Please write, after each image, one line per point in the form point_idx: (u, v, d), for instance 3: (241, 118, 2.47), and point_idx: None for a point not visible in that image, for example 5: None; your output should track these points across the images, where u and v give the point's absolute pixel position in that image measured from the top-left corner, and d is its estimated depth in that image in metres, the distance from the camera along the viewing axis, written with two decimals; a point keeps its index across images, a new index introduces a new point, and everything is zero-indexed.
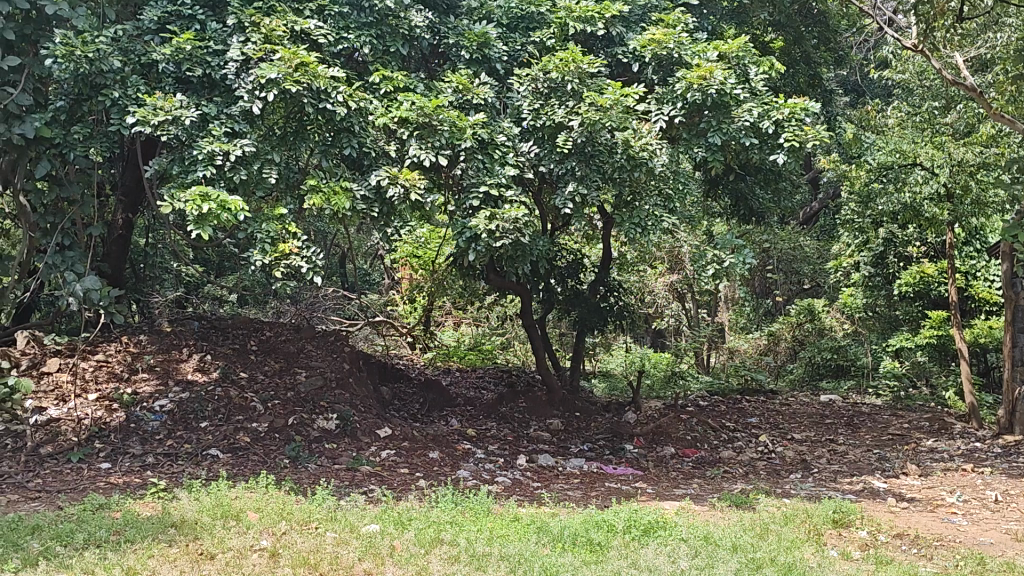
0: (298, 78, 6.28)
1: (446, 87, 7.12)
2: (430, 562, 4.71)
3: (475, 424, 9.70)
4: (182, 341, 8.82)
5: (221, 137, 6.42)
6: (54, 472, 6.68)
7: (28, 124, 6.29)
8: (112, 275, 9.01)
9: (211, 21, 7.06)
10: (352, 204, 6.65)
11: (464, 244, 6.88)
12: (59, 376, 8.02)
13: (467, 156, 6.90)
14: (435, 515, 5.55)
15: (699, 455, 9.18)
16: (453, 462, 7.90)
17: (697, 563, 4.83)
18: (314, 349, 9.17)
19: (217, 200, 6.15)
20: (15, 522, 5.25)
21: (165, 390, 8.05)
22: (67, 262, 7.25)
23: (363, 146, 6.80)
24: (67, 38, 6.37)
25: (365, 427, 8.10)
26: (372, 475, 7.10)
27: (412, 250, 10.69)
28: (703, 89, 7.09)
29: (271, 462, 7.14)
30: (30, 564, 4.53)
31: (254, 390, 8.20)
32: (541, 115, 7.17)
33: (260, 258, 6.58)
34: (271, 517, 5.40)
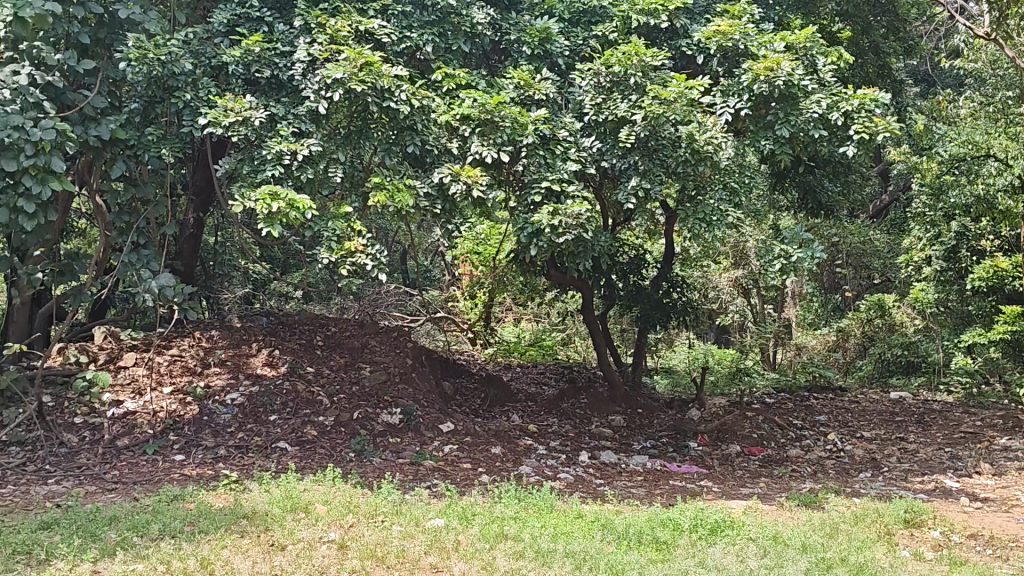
0: (363, 77, 6.36)
1: (508, 84, 7.11)
2: (496, 557, 4.73)
3: (538, 419, 9.72)
4: (251, 336, 8.99)
5: (289, 137, 6.55)
6: (130, 464, 6.89)
7: (103, 126, 6.62)
8: (185, 271, 9.27)
9: (278, 23, 7.17)
10: (415, 201, 6.74)
11: (526, 240, 6.89)
12: (135, 370, 8.25)
13: (529, 152, 6.88)
14: (499, 511, 5.58)
15: (765, 453, 9.07)
16: (515, 458, 7.94)
17: (765, 562, 4.79)
18: (378, 344, 9.30)
19: (285, 199, 6.26)
20: (95, 513, 5.43)
21: (235, 383, 8.23)
22: (143, 260, 7.49)
23: (425, 143, 6.90)
24: (140, 41, 6.57)
25: (429, 421, 8.18)
26: (436, 470, 7.16)
27: (472, 246, 10.78)
28: (770, 81, 6.99)
29: (337, 455, 7.25)
30: (108, 554, 4.68)
31: (320, 385, 8.35)
32: (603, 109, 7.11)
33: (327, 255, 6.72)
34: (339, 510, 5.49)
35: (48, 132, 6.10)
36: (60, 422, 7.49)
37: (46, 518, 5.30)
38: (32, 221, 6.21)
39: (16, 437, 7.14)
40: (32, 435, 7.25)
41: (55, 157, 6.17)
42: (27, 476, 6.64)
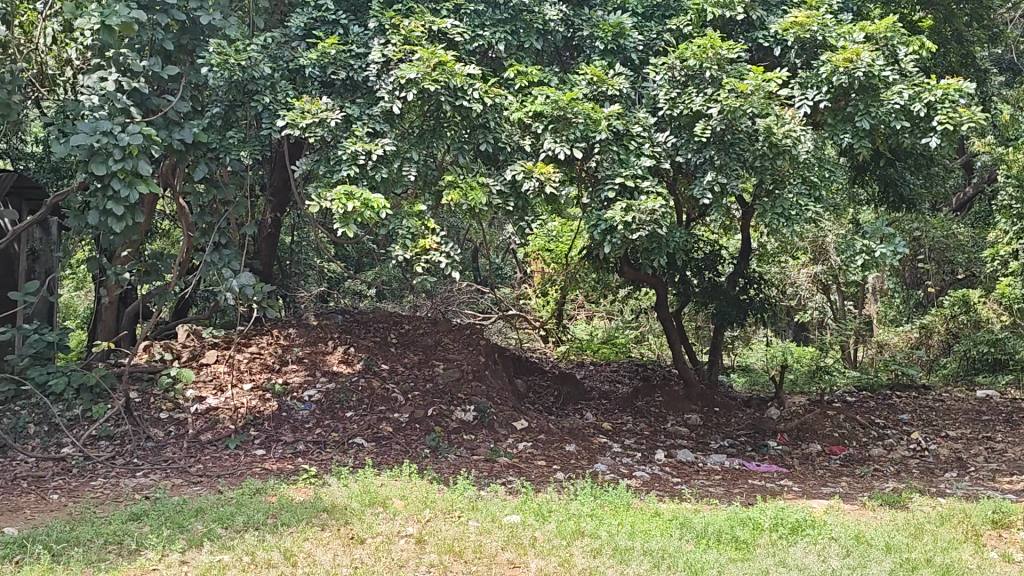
0: (436, 76, 6.41)
1: (580, 80, 7.09)
2: (574, 554, 4.72)
3: (611, 417, 9.69)
4: (327, 334, 9.14)
5: (364, 137, 6.65)
6: (214, 458, 7.08)
7: (186, 130, 6.82)
8: (263, 271, 9.47)
9: (353, 25, 7.25)
10: (488, 199, 6.77)
11: (600, 237, 6.86)
12: (217, 367, 8.44)
13: (602, 148, 6.86)
14: (575, 508, 5.58)
15: (847, 452, 8.88)
16: (590, 456, 7.93)
17: (848, 562, 4.69)
18: (451, 342, 9.40)
19: (361, 198, 6.36)
20: (181, 505, 5.59)
21: (313, 380, 8.39)
22: (224, 259, 7.72)
23: (498, 141, 6.89)
24: (221, 48, 6.76)
25: (503, 419, 8.23)
26: (511, 467, 7.19)
27: (543, 244, 10.82)
28: (849, 72, 6.85)
29: (413, 451, 7.34)
30: (195, 544, 4.81)
31: (395, 381, 8.46)
32: (678, 103, 7.05)
33: (401, 253, 6.83)
34: (416, 505, 5.56)
35: (134, 137, 6.32)
36: (147, 416, 7.73)
37: (135, 510, 5.48)
38: (121, 222, 6.50)
39: (106, 432, 7.39)
40: (121, 429, 7.49)
41: (141, 161, 6.41)
42: (117, 469, 6.88)
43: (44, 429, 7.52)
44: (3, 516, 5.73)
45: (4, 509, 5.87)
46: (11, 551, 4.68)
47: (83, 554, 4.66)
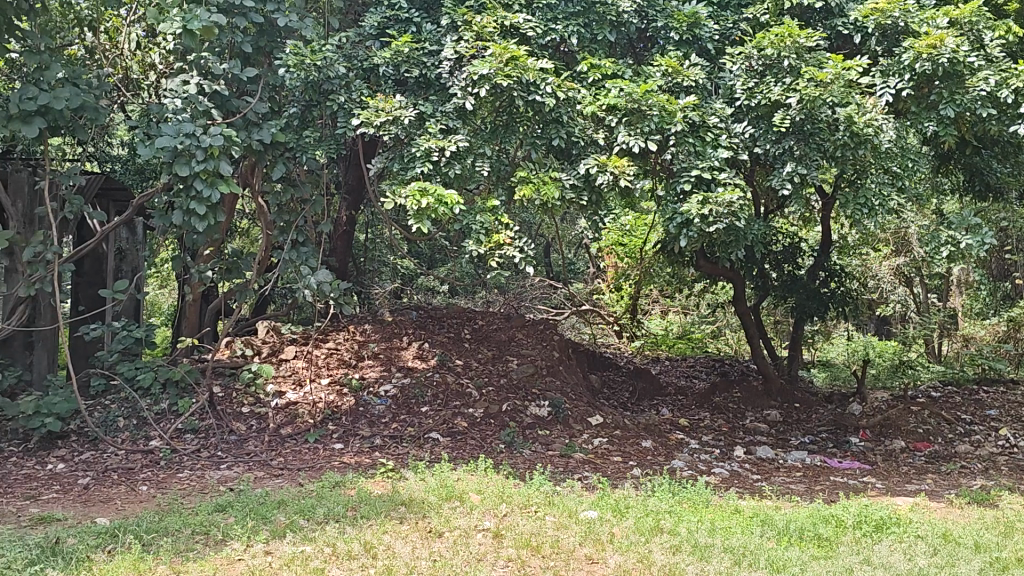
0: (509, 72, 6.40)
1: (655, 72, 7.02)
2: (652, 550, 4.68)
3: (687, 413, 9.59)
4: (402, 330, 9.24)
5: (437, 134, 6.69)
6: (294, 451, 7.23)
7: (264, 130, 6.97)
8: (339, 268, 9.64)
9: (426, 22, 7.31)
10: (561, 193, 6.75)
11: (675, 230, 6.79)
12: (296, 362, 8.61)
13: (678, 140, 6.71)
14: (653, 504, 5.53)
15: (932, 448, 8.62)
16: (666, 452, 7.86)
17: (936, 561, 4.55)
18: (524, 337, 9.44)
19: (434, 194, 6.40)
20: (264, 497, 5.72)
21: (389, 375, 8.50)
22: (302, 257, 7.87)
23: (572, 135, 6.86)
24: (298, 49, 6.90)
25: (578, 414, 8.23)
26: (586, 462, 7.18)
27: (617, 238, 10.81)
28: (933, 59, 6.63)
29: (488, 446, 7.37)
30: (278, 536, 4.91)
31: (469, 376, 8.54)
32: (756, 93, 6.91)
33: (475, 248, 6.88)
34: (492, 499, 5.58)
35: (216, 138, 6.50)
36: (230, 411, 7.92)
37: (221, 501, 5.63)
38: (204, 221, 6.67)
39: (191, 425, 7.60)
40: (205, 423, 7.70)
41: (222, 161, 6.59)
42: (202, 461, 7.07)
43: (132, 422, 7.76)
44: (96, 506, 5.94)
45: (96, 500, 6.09)
46: (104, 540, 4.84)
47: (171, 543, 4.79)
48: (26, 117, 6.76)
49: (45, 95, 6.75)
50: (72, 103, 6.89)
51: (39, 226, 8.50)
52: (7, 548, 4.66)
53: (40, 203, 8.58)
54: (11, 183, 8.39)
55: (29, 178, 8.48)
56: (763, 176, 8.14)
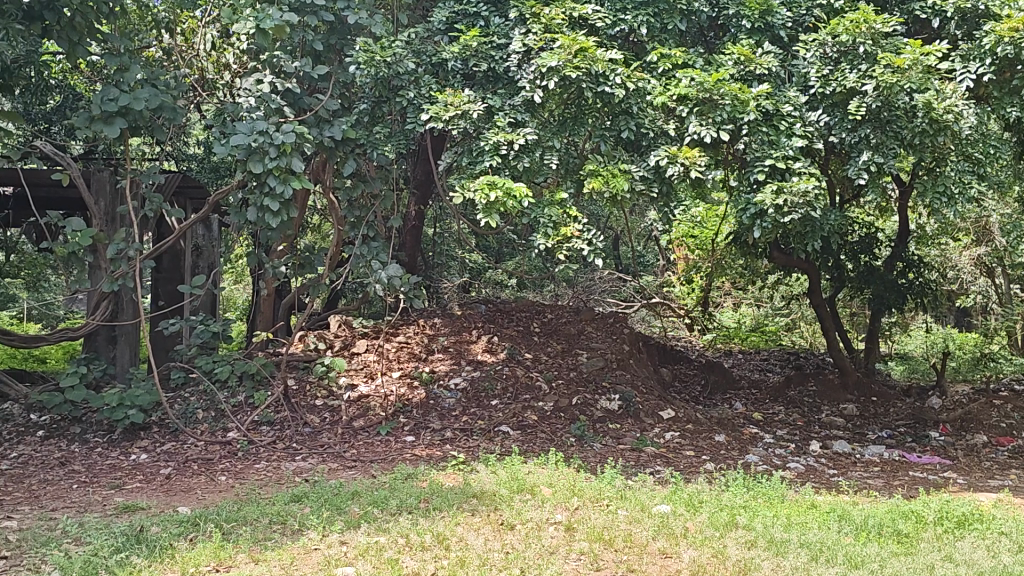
0: (578, 63, 6.37)
1: (727, 60, 6.89)
2: (727, 545, 4.61)
3: (761, 407, 9.45)
4: (471, 324, 9.28)
5: (506, 127, 6.68)
6: (366, 443, 7.33)
7: (335, 127, 7.11)
8: (409, 263, 9.74)
9: (494, 16, 7.27)
10: (631, 185, 6.69)
11: (748, 221, 6.69)
12: (367, 356, 8.70)
13: (750, 130, 6.63)
14: (727, 499, 5.46)
15: (1017, 444, 8.33)
16: (740, 446, 7.75)
17: (1022, 558, 4.40)
18: (593, 331, 9.45)
19: (503, 188, 6.40)
20: (338, 488, 5.81)
21: (458, 368, 8.56)
22: (372, 252, 8.00)
23: (641, 127, 6.80)
24: (368, 45, 7.00)
25: (648, 408, 8.20)
26: (658, 456, 7.12)
27: (688, 230, 10.77)
28: (1015, 42, 6.37)
29: (559, 439, 7.37)
30: (353, 526, 4.98)
31: (539, 369, 8.56)
32: (831, 81, 6.74)
33: (542, 242, 6.84)
34: (564, 492, 5.57)
35: (288, 135, 6.65)
36: (304, 403, 8.07)
37: (297, 491, 5.73)
38: (277, 217, 6.82)
39: (267, 417, 7.76)
40: (280, 415, 7.86)
41: (295, 158, 6.71)
42: (278, 452, 7.21)
43: (210, 414, 7.96)
44: (177, 495, 6.11)
45: (177, 489, 6.26)
46: (186, 528, 4.97)
47: (250, 532, 4.90)
48: (108, 118, 6.97)
49: (125, 95, 6.96)
50: (151, 103, 7.09)
51: (120, 224, 8.79)
52: (94, 535, 4.83)
53: (122, 201, 8.89)
54: (94, 182, 8.70)
55: (110, 178, 8.78)
56: (839, 164, 7.94)
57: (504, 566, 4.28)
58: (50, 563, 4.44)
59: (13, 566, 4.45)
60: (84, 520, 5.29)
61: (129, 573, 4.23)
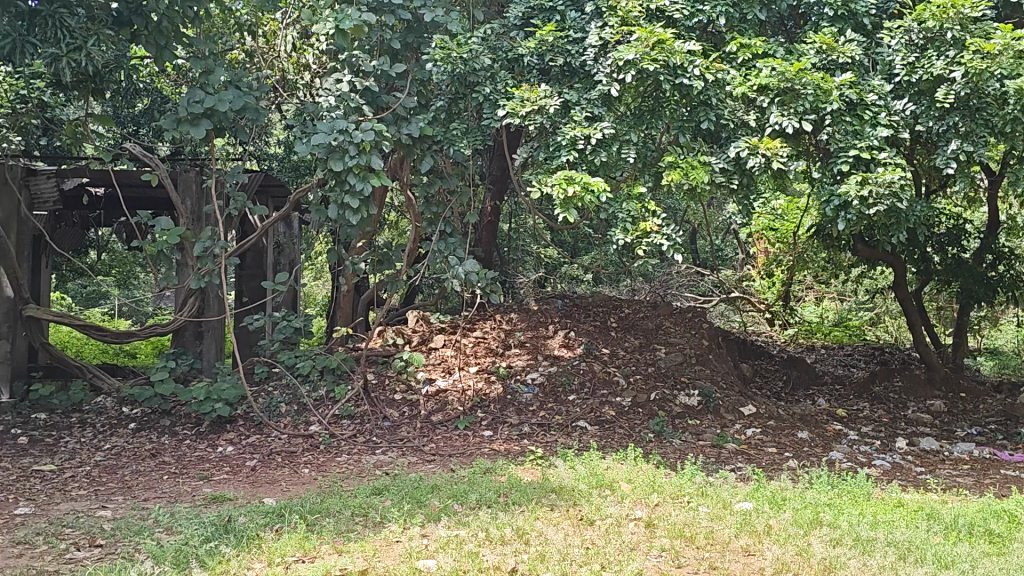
0: (655, 56, 6.28)
1: (809, 49, 6.76)
2: (811, 544, 4.52)
3: (845, 403, 9.22)
4: (548, 318, 9.29)
5: (582, 122, 6.68)
6: (445, 438, 7.39)
7: (413, 124, 7.20)
8: (484, 258, 9.75)
9: (570, 10, 7.23)
10: (711, 178, 6.62)
11: (832, 213, 6.55)
12: (444, 350, 8.78)
13: (834, 120, 6.47)
14: (812, 497, 5.35)
15: None
16: (824, 444, 7.58)
17: None
18: (671, 326, 9.38)
19: (580, 182, 6.38)
20: (418, 481, 5.88)
21: (535, 363, 8.57)
22: (450, 247, 8.09)
23: (721, 118, 6.69)
24: (444, 42, 7.06)
25: (729, 404, 8.11)
26: (739, 453, 7.02)
27: (769, 223, 10.54)
28: None
29: (637, 435, 7.34)
30: (433, 519, 5.03)
31: (616, 364, 8.54)
32: (918, 68, 6.52)
33: (620, 237, 7.05)
34: (643, 489, 5.53)
35: (367, 133, 6.77)
36: (383, 398, 8.18)
37: (378, 484, 5.82)
38: (357, 214, 6.96)
39: (348, 411, 7.90)
40: (360, 409, 7.99)
41: (374, 156, 6.84)
42: (358, 446, 7.33)
43: (293, 408, 8.13)
44: (263, 487, 6.26)
45: (262, 481, 6.42)
46: (272, 519, 5.09)
47: (334, 524, 4.99)
48: (194, 120, 7.18)
49: (210, 98, 7.15)
50: (235, 104, 7.27)
51: (206, 223, 9.05)
52: (185, 525, 4.98)
53: (207, 201, 9.13)
54: (180, 182, 8.97)
55: (196, 178, 9.04)
56: (926, 155, 7.72)
57: (584, 562, 4.26)
58: (143, 552, 4.59)
59: (109, 554, 4.62)
60: (175, 510, 5.47)
61: (218, 562, 4.34)
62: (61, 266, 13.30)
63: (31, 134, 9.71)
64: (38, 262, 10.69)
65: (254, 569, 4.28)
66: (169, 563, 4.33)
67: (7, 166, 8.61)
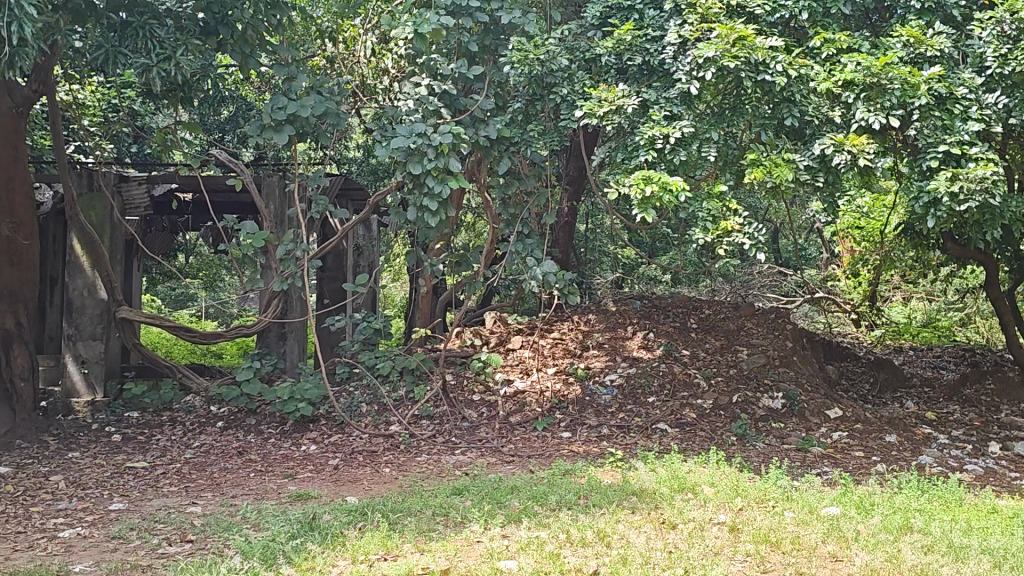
0: (736, 52, 6.20)
1: (895, 42, 6.54)
2: (902, 550, 4.39)
3: (934, 407, 8.93)
4: (626, 320, 9.24)
5: (661, 121, 6.59)
6: (524, 439, 7.41)
7: (490, 127, 7.23)
8: (562, 259, 9.73)
9: (649, 7, 7.12)
10: (795, 176, 6.47)
11: (922, 210, 6.34)
12: (522, 351, 8.80)
13: (923, 116, 6.23)
14: (902, 502, 5.19)
15: None
16: (914, 447, 7.35)
17: None
18: (754, 327, 9.24)
19: (659, 181, 6.31)
20: (498, 482, 5.90)
21: (613, 365, 8.53)
22: (527, 249, 8.09)
23: (805, 115, 6.52)
24: (522, 44, 7.09)
25: (814, 407, 7.94)
26: (825, 457, 6.86)
27: (855, 221, 10.27)
28: None
29: (719, 438, 7.23)
30: (514, 520, 5.04)
31: (697, 367, 8.45)
32: (1011, 60, 6.26)
33: (700, 237, 6.94)
34: (727, 492, 5.44)
35: (445, 136, 6.83)
36: (462, 398, 8.24)
37: (458, 485, 5.85)
38: (436, 216, 7.03)
39: (427, 412, 7.96)
40: (439, 410, 8.06)
41: (452, 159, 6.89)
42: (438, 446, 7.39)
43: (374, 408, 8.23)
44: (346, 486, 6.35)
45: (345, 479, 6.52)
46: (355, 517, 5.16)
47: (415, 524, 5.03)
48: (277, 126, 7.34)
49: (293, 104, 7.30)
50: (317, 110, 7.39)
51: (289, 226, 9.26)
52: (272, 522, 5.09)
53: (291, 205, 9.36)
54: (264, 187, 9.23)
55: (280, 183, 9.28)
56: (1021, 149, 7.43)
57: (667, 566, 4.21)
58: (233, 547, 4.70)
59: (200, 550, 4.74)
60: (262, 507, 5.59)
61: (305, 559, 4.42)
62: (151, 270, 13.74)
63: (123, 143, 10.07)
64: (130, 267, 11.07)
65: (339, 566, 4.34)
66: (257, 558, 4.43)
67: (100, 172, 8.96)
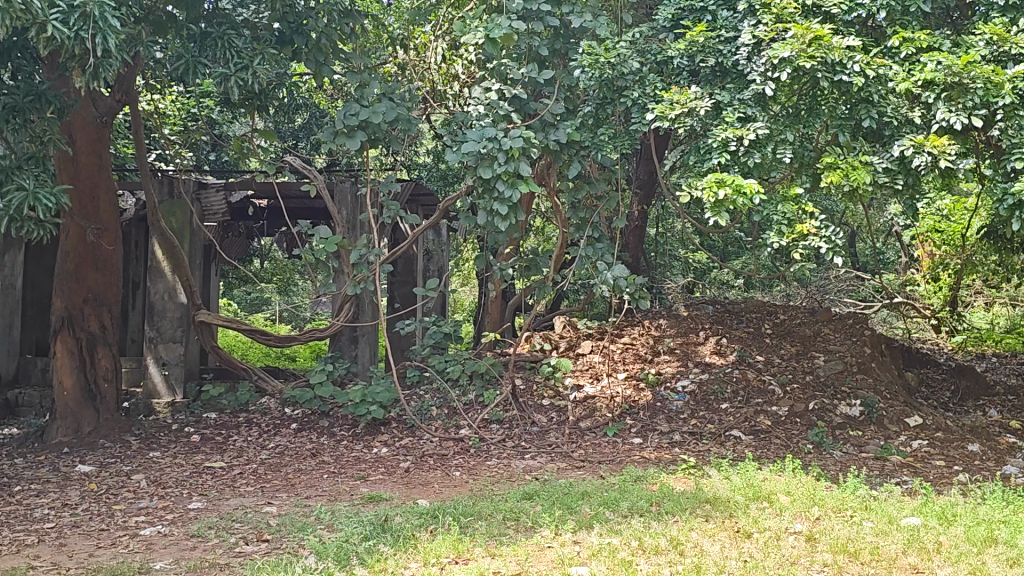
0: (813, 52, 6.07)
1: (978, 40, 6.32)
2: (987, 563, 4.24)
3: (1020, 415, 8.59)
4: (698, 325, 9.16)
5: (735, 123, 6.48)
6: (594, 444, 7.35)
7: (560, 130, 7.20)
8: (632, 264, 9.65)
9: (722, 8, 7.00)
10: (873, 178, 6.31)
11: (1006, 213, 6.12)
12: (592, 356, 8.75)
13: (1008, 116, 6.01)
14: (986, 513, 5.00)
15: None
16: (998, 457, 7.08)
17: None
18: (831, 332, 9.12)
19: (732, 185, 6.20)
20: (569, 487, 5.87)
21: (685, 370, 8.44)
22: (597, 253, 8.01)
23: (883, 116, 6.33)
24: (592, 48, 7.05)
25: (894, 414, 7.70)
26: (905, 466, 6.66)
27: (935, 224, 9.97)
28: None
29: (795, 446, 7.08)
30: (585, 526, 5.01)
31: (772, 373, 8.32)
32: None
33: (774, 241, 6.76)
34: (803, 501, 5.32)
35: (516, 140, 6.83)
36: (532, 403, 8.24)
37: (528, 490, 5.83)
38: (506, 221, 7.04)
39: (497, 416, 7.97)
40: (509, 414, 8.06)
41: (522, 163, 6.88)
42: (508, 450, 7.39)
43: (444, 412, 8.28)
44: (417, 488, 6.40)
45: (416, 482, 6.57)
46: (426, 520, 5.19)
47: (486, 527, 5.03)
48: (350, 132, 7.42)
49: (366, 110, 7.38)
50: (388, 116, 7.45)
51: (361, 230, 9.41)
52: (346, 523, 5.16)
53: (364, 210, 9.52)
54: (337, 193, 9.40)
55: (352, 188, 9.45)
56: None
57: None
58: (307, 547, 4.78)
59: (275, 549, 4.82)
60: (336, 508, 5.67)
61: (377, 560, 4.46)
62: (228, 275, 14.08)
63: (201, 151, 10.33)
64: (207, 271, 11.34)
65: (411, 568, 4.37)
66: (331, 559, 4.49)
67: (180, 179, 9.21)
